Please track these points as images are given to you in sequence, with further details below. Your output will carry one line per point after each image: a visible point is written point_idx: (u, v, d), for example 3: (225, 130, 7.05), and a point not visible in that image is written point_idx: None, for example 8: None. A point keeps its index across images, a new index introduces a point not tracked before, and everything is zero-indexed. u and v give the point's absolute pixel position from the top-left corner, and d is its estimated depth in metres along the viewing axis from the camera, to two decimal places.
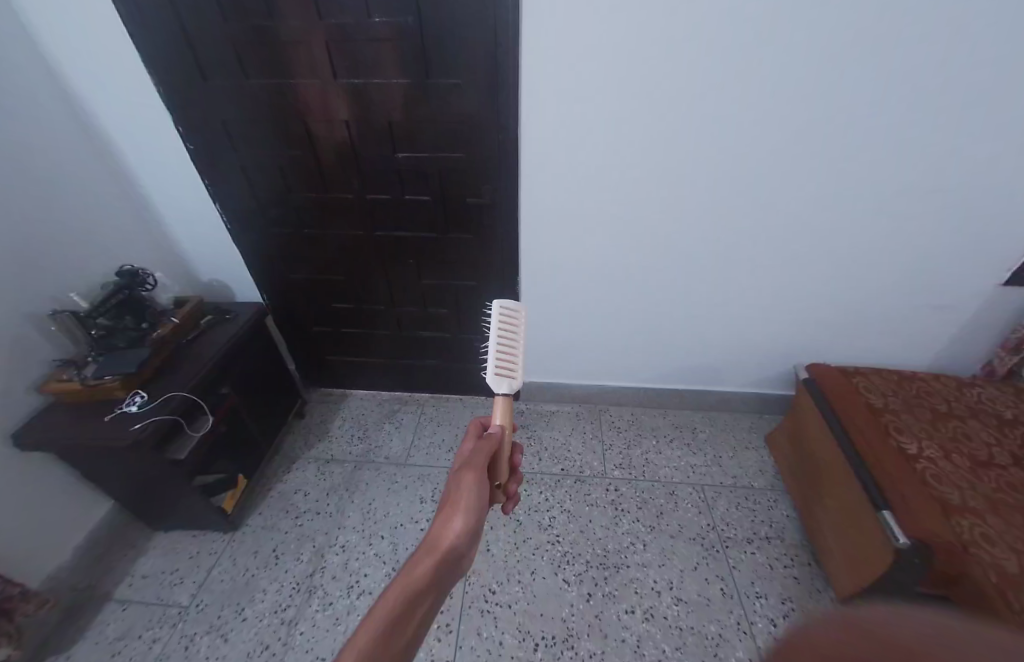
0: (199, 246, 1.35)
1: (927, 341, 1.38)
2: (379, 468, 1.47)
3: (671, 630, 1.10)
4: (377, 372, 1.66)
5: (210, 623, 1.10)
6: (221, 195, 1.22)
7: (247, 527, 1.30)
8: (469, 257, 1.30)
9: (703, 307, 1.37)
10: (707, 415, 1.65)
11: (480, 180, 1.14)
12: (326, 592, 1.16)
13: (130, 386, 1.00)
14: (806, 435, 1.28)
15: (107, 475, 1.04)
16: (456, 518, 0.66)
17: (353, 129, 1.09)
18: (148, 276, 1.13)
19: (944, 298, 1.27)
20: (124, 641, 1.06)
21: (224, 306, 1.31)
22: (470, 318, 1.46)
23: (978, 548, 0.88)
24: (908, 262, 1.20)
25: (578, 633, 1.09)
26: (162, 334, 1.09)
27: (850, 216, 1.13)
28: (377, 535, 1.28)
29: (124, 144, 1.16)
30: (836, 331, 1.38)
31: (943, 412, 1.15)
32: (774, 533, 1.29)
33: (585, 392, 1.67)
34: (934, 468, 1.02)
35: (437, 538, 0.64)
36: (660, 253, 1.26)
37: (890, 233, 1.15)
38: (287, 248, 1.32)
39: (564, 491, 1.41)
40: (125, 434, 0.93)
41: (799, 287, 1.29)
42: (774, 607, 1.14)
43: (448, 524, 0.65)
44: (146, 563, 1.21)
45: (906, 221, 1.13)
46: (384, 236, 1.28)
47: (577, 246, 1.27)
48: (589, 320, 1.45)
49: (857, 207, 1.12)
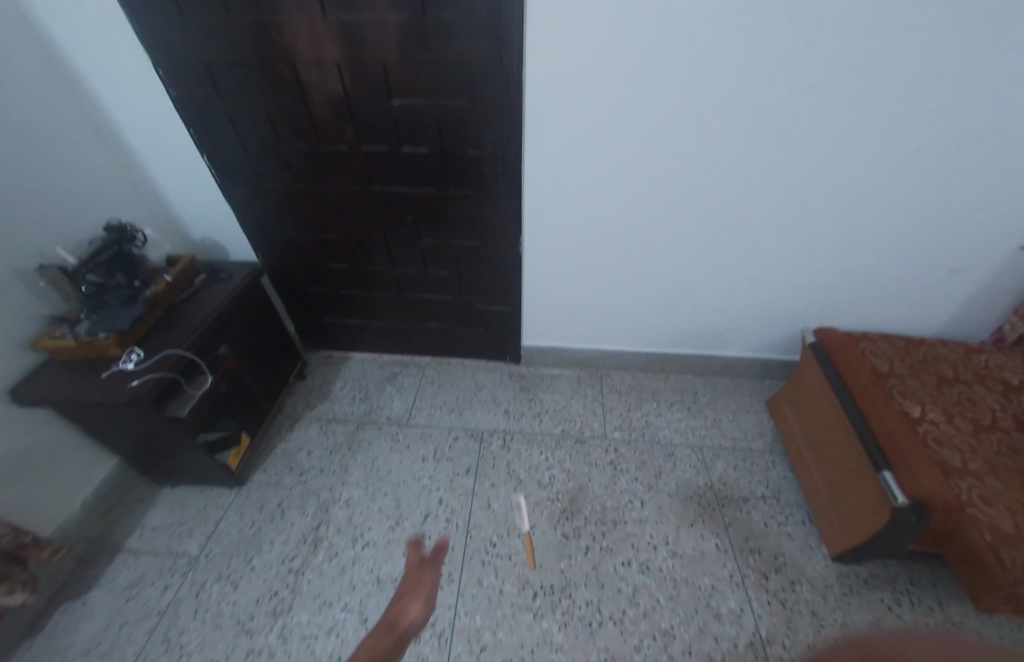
0: (189, 201, 1.30)
1: (940, 306, 1.33)
2: (381, 428, 1.48)
3: (665, 581, 1.13)
4: (377, 334, 1.65)
5: (220, 571, 1.14)
6: (209, 145, 1.16)
7: (252, 483, 1.33)
8: (471, 214, 1.24)
9: (711, 270, 1.33)
10: (709, 379, 1.64)
11: (480, 130, 1.07)
12: (331, 543, 1.19)
13: (125, 344, 0.98)
14: (810, 398, 1.27)
15: (109, 432, 1.04)
16: (415, 604, 0.60)
17: (344, 72, 1.01)
18: (137, 232, 1.07)
19: (962, 261, 1.22)
20: (138, 587, 1.11)
21: (217, 264, 1.27)
22: (471, 278, 1.42)
23: (974, 508, 0.89)
24: (929, 224, 1.15)
25: (575, 583, 1.12)
26: (154, 292, 1.06)
27: (872, 173, 1.07)
28: (380, 491, 1.31)
29: (103, 88, 1.08)
30: (848, 296, 1.34)
31: (949, 377, 1.14)
32: (770, 493, 1.31)
33: (586, 356, 1.65)
34: (936, 431, 1.02)
35: (394, 620, 0.57)
36: (670, 211, 1.21)
37: (915, 190, 1.09)
38: (280, 203, 1.27)
39: (564, 451, 1.42)
40: (124, 391, 0.92)
41: (814, 249, 1.24)
42: (766, 561, 1.16)
43: (406, 612, 0.59)
44: (155, 516, 1.25)
45: (933, 179, 1.06)
46: (381, 191, 1.22)
47: (584, 203, 1.21)
48: (594, 282, 1.41)
49: (881, 162, 1.05)
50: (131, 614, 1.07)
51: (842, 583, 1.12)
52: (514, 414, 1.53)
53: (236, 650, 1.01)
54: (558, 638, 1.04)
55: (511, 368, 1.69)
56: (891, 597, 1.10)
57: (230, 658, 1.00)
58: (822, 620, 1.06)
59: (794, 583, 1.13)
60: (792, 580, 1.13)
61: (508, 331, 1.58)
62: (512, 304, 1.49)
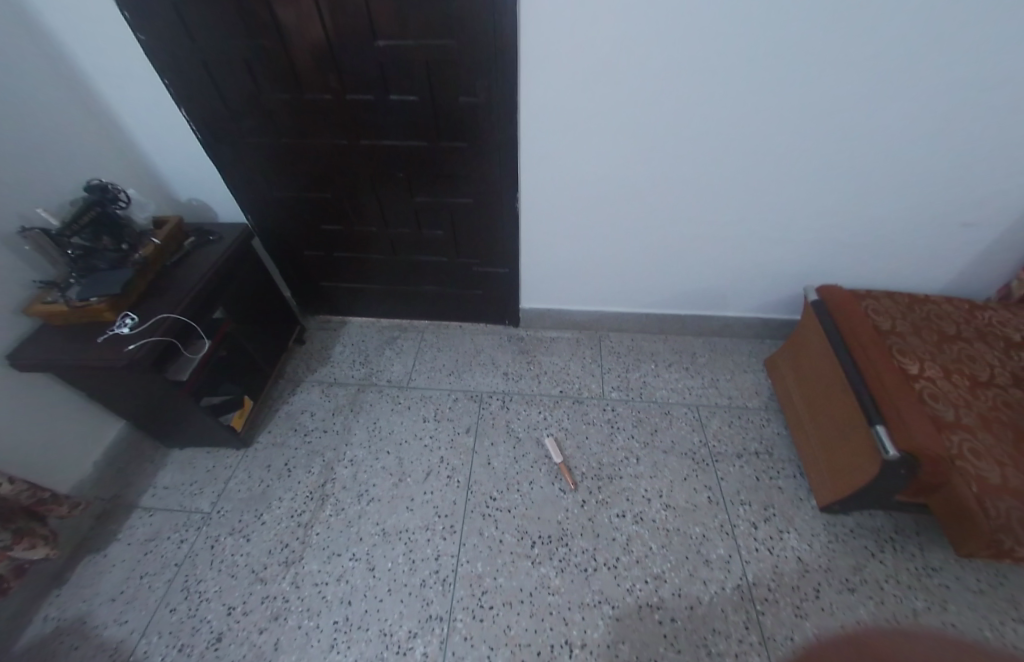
0: (172, 160, 1.25)
1: (948, 262, 1.30)
2: (382, 390, 1.50)
3: (658, 531, 1.18)
4: (374, 297, 1.63)
5: (232, 526, 1.19)
6: (187, 98, 1.10)
7: (258, 443, 1.36)
8: (465, 170, 1.20)
9: (715, 227, 1.29)
10: (708, 340, 1.64)
11: (472, 76, 1.00)
12: (337, 500, 1.24)
13: (118, 309, 0.98)
14: (808, 357, 1.27)
15: (111, 396, 1.05)
16: None
17: (324, 12, 0.93)
18: (120, 191, 1.05)
19: (975, 214, 1.17)
20: (155, 541, 1.16)
21: (206, 227, 1.24)
22: (466, 238, 1.39)
23: (964, 461, 0.91)
24: (945, 176, 1.10)
25: (571, 533, 1.17)
26: (143, 255, 1.04)
27: (890, 120, 1.01)
28: (383, 450, 1.34)
29: (67, 34, 1.01)
30: (853, 253, 1.31)
31: (950, 334, 1.13)
32: (763, 448, 1.33)
33: (585, 318, 1.64)
34: (932, 388, 1.02)
35: None
36: (675, 164, 1.15)
37: (933, 138, 1.03)
38: (266, 160, 1.22)
39: (562, 410, 1.44)
40: (121, 355, 0.92)
41: (822, 203, 1.20)
42: (756, 512, 1.20)
43: None
44: (165, 475, 1.29)
45: (954, 125, 1.01)
46: (370, 146, 1.16)
47: (583, 156, 1.16)
48: (593, 241, 1.38)
49: (900, 107, 0.99)
50: (150, 565, 1.12)
51: (828, 532, 1.17)
52: (513, 376, 1.54)
53: (252, 596, 1.07)
54: (556, 582, 1.09)
55: (509, 330, 1.69)
56: (874, 544, 1.14)
57: (246, 603, 1.06)
58: (807, 565, 1.11)
59: (783, 532, 1.17)
60: (780, 529, 1.17)
61: (506, 293, 1.57)
62: (509, 265, 1.47)
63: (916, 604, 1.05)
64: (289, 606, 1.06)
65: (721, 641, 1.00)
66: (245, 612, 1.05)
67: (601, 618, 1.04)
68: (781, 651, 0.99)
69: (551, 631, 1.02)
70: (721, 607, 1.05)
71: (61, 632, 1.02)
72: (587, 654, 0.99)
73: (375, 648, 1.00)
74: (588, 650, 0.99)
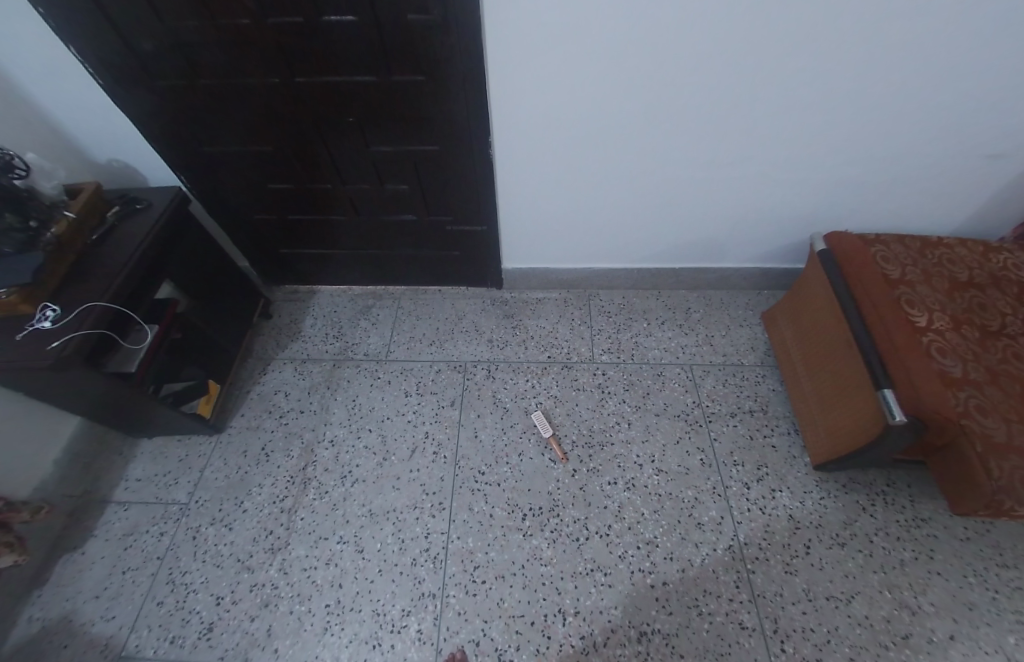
0: (82, 115, 1.08)
1: (965, 200, 1.19)
2: (360, 365, 1.41)
3: (650, 496, 1.15)
4: (342, 264, 1.50)
5: (213, 516, 1.15)
6: (75, 33, 0.90)
7: (231, 428, 1.29)
8: (426, 110, 1.03)
9: (716, 167, 1.16)
10: (704, 294, 1.55)
11: None
12: (320, 482, 1.19)
13: (35, 300, 0.85)
14: (809, 311, 1.19)
15: (49, 396, 0.95)
16: None
17: None
18: (13, 156, 0.88)
19: (1003, 145, 1.05)
20: (134, 536, 1.12)
21: (132, 194, 1.09)
22: (436, 194, 1.25)
23: (970, 419, 0.86)
24: (988, 94, 0.95)
25: (562, 503, 1.15)
26: (57, 234, 0.90)
27: (936, 24, 0.84)
28: (365, 428, 1.28)
29: None
30: (866, 191, 1.19)
31: (962, 281, 1.05)
32: (757, 406, 1.29)
33: (573, 276, 1.53)
34: (941, 341, 0.95)
35: None
36: (673, 91, 0.99)
37: (985, 46, 0.87)
38: (190, 108, 1.04)
39: (551, 377, 1.38)
40: (44, 353, 0.81)
41: (836, 137, 1.06)
42: (749, 472, 1.18)
43: None
44: (137, 467, 1.23)
45: (1013, 31, 0.84)
46: (311, 87, 0.99)
47: (567, 85, 0.99)
48: (580, 190, 1.25)
49: (950, 10, 0.82)
50: (131, 560, 1.09)
51: (821, 488, 1.15)
52: (498, 343, 1.46)
53: (239, 585, 1.05)
54: (548, 553, 1.08)
55: (493, 293, 1.58)
56: (866, 498, 1.13)
57: (235, 592, 1.04)
58: (799, 522, 1.10)
59: (775, 491, 1.15)
60: (773, 488, 1.16)
61: (485, 253, 1.44)
62: (486, 222, 1.33)
63: (903, 554, 1.05)
64: (279, 592, 1.04)
65: (712, 602, 1.01)
66: (234, 600, 1.03)
67: (594, 585, 1.03)
68: (771, 607, 1.00)
69: (545, 601, 1.01)
70: (713, 568, 1.05)
71: (46, 633, 1.00)
72: (581, 621, 0.99)
73: (369, 628, 0.99)
74: (582, 617, 0.99)
